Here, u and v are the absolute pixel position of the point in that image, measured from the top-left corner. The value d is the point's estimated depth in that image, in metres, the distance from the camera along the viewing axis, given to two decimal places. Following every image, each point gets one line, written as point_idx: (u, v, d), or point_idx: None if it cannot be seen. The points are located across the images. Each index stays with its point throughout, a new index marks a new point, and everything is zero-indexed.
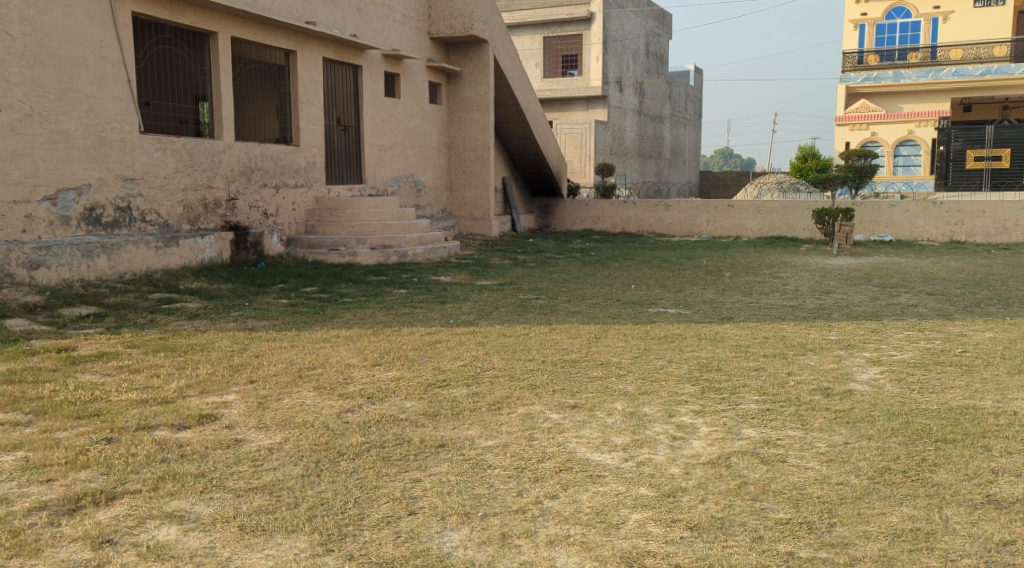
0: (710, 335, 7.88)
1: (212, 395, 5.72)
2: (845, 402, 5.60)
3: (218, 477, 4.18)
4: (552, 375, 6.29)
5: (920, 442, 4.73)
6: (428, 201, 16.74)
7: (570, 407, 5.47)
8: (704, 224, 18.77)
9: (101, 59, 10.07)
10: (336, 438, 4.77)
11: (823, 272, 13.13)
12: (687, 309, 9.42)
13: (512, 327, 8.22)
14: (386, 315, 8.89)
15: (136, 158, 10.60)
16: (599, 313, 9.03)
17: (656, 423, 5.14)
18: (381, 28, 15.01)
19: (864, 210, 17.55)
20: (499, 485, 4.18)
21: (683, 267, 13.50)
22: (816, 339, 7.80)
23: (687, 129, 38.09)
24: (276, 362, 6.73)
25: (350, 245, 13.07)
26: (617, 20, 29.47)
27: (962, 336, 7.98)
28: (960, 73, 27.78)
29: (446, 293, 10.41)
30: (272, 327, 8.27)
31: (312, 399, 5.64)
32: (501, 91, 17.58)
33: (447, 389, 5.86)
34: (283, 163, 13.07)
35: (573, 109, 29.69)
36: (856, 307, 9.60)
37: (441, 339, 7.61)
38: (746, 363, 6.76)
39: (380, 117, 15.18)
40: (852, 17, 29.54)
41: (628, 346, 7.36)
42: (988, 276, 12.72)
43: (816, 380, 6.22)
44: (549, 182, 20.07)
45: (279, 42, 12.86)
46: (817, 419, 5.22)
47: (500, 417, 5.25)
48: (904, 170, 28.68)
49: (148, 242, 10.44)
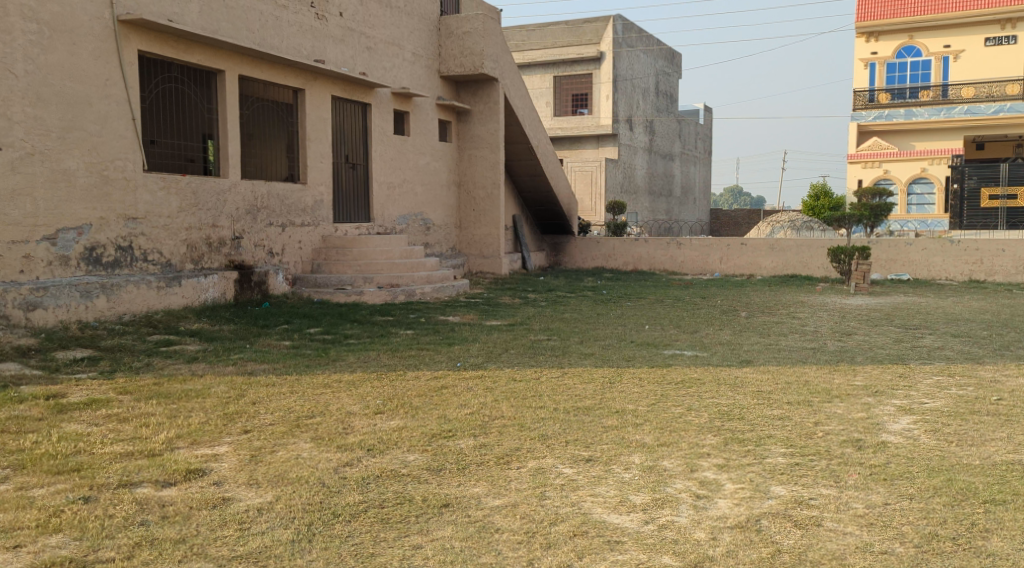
0: (730, 380, 7.50)
1: (202, 446, 5.38)
2: (879, 456, 5.21)
3: (200, 543, 3.83)
4: (564, 424, 5.92)
5: (968, 504, 4.36)
6: (437, 240, 16.46)
7: (583, 461, 5.11)
8: (717, 262, 18.44)
9: (106, 97, 9.86)
10: (334, 497, 4.41)
11: (842, 312, 12.77)
12: (704, 351, 9.05)
13: (522, 370, 7.87)
14: (391, 359, 8.55)
15: (139, 196, 10.35)
16: (613, 355, 8.68)
17: (677, 479, 4.77)
18: (391, 66, 14.86)
19: (880, 247, 17.20)
20: (508, 553, 3.82)
21: (698, 307, 13.15)
22: (841, 384, 7.41)
23: (697, 167, 37.92)
24: (273, 410, 6.38)
25: (357, 284, 12.77)
26: (627, 59, 29.45)
27: (995, 382, 7.59)
28: (972, 111, 27.67)
29: (455, 334, 10.07)
30: (272, 371, 7.95)
31: (309, 451, 5.29)
32: (511, 129, 17.37)
33: (454, 440, 5.51)
34: (289, 202, 12.84)
35: (583, 148, 29.54)
36: (881, 350, 9.21)
37: (448, 384, 7.26)
38: (769, 411, 6.36)
39: (389, 155, 14.98)
40: (862, 56, 29.35)
41: (644, 392, 6.99)
42: (1013, 316, 12.32)
43: (846, 431, 5.82)
44: (560, 219, 19.81)
45: (287, 79, 12.68)
46: (851, 475, 4.84)
47: (509, 472, 4.89)
48: (919, 208, 28.23)
49: (150, 282, 10.16)
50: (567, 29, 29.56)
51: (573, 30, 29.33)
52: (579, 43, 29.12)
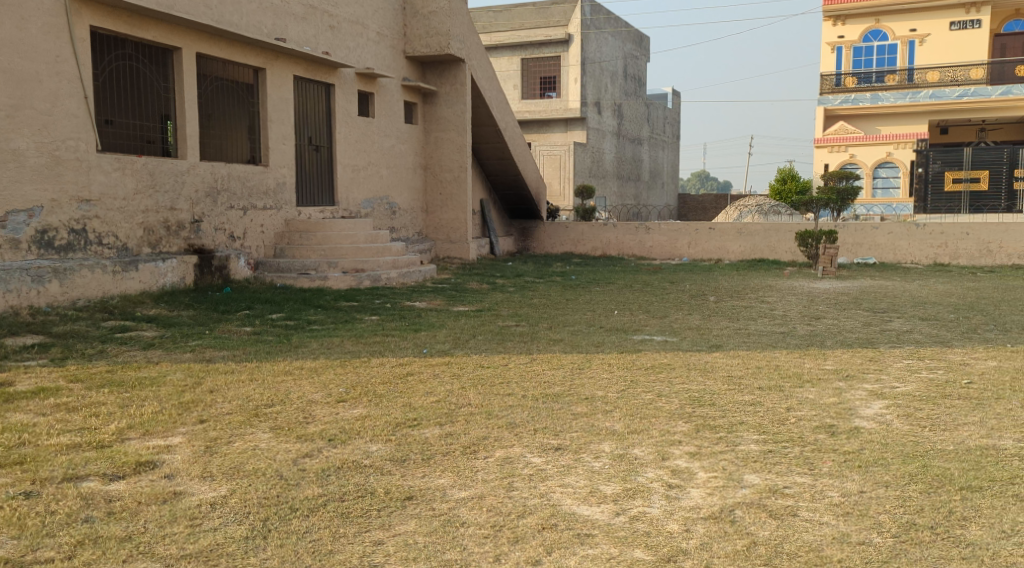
0: (700, 365, 7.39)
1: (155, 437, 5.15)
2: (852, 442, 5.11)
3: (148, 541, 3.63)
4: (532, 412, 5.76)
5: (943, 491, 4.26)
6: (404, 224, 16.21)
7: (552, 449, 4.95)
8: (685, 246, 18.39)
9: (56, 75, 9.49)
10: (291, 490, 4.21)
11: (810, 296, 12.74)
12: (674, 336, 8.93)
13: (490, 357, 7.70)
14: (355, 345, 8.33)
15: (92, 177, 10.00)
16: (581, 341, 8.53)
17: (648, 468, 4.63)
18: (355, 46, 14.55)
19: (846, 232, 17.20)
20: (474, 549, 3.66)
21: (667, 292, 13.07)
22: (812, 369, 7.32)
23: (665, 151, 37.86)
24: (231, 398, 6.15)
25: (321, 269, 12.51)
26: (595, 42, 29.25)
27: (964, 365, 7.55)
28: (937, 95, 27.80)
29: (421, 319, 9.87)
30: (232, 358, 7.72)
31: (267, 442, 5.08)
32: (478, 112, 17.12)
33: (418, 430, 5.32)
34: (251, 185, 12.53)
35: (552, 131, 29.37)
36: (850, 334, 9.14)
37: (413, 371, 7.08)
38: (740, 397, 6.25)
39: (353, 137, 14.69)
40: (829, 39, 29.42)
41: (613, 378, 6.85)
42: (978, 299, 12.35)
43: (818, 416, 5.71)
44: (528, 203, 19.62)
45: (247, 58, 12.35)
46: (826, 462, 4.73)
47: (475, 462, 4.71)
48: (884, 192, 28.39)
49: (105, 266, 9.84)
50: (534, 11, 29.29)
51: (540, 12, 29.03)
52: (547, 25, 28.88)
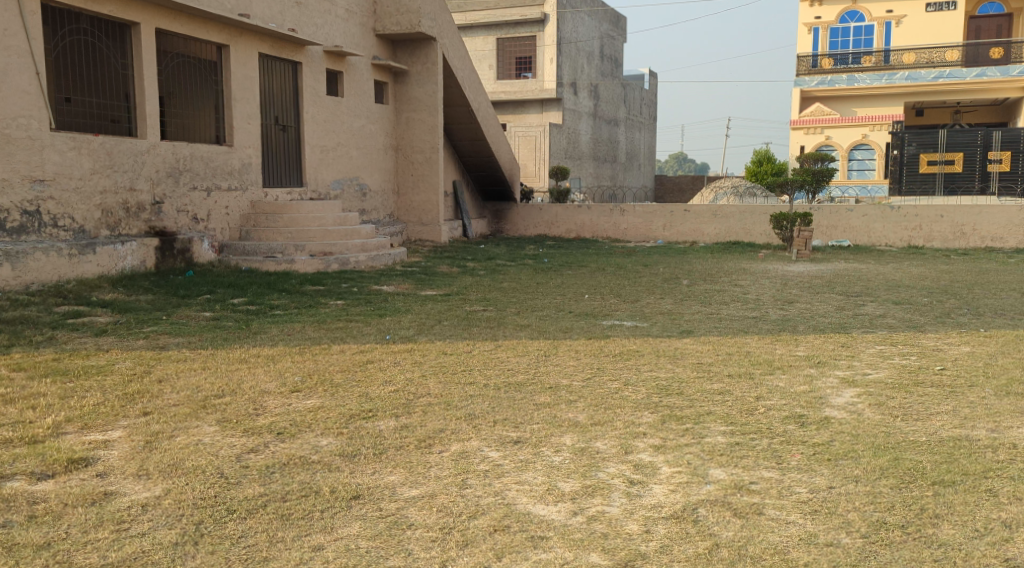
0: (670, 352, 7.20)
1: (92, 432, 4.93)
2: (822, 434, 4.88)
3: (68, 549, 3.44)
4: (493, 403, 5.53)
5: (915, 487, 4.08)
6: (374, 206, 15.90)
7: (511, 442, 4.74)
8: (660, 228, 18.23)
9: (4, 49, 9.11)
10: (230, 490, 3.99)
11: (783, 279, 12.60)
12: (645, 322, 8.73)
13: (454, 343, 7.46)
14: (316, 331, 8.08)
15: (45, 157, 9.63)
16: (549, 326, 8.31)
17: (610, 463, 4.42)
18: (322, 23, 14.18)
19: (821, 214, 17.06)
20: (420, 554, 3.45)
21: (639, 275, 12.87)
22: (783, 355, 7.14)
23: (642, 132, 37.65)
24: (180, 389, 5.89)
25: (287, 252, 12.20)
26: (571, 21, 28.90)
27: (937, 351, 7.40)
28: (912, 77, 27.74)
29: (387, 304, 9.62)
30: (186, 345, 7.43)
31: (212, 436, 4.85)
32: (450, 91, 16.79)
33: (373, 422, 5.09)
34: (214, 165, 12.18)
35: (527, 112, 29.02)
36: (823, 319, 8.98)
37: (373, 358, 6.83)
38: (709, 385, 6.05)
39: (321, 117, 14.35)
40: (806, 20, 29.18)
41: (580, 365, 6.65)
42: (952, 283, 12.24)
43: (788, 406, 5.50)
44: (502, 185, 19.33)
45: (210, 35, 11.96)
46: (794, 455, 4.51)
47: (430, 457, 4.48)
48: (858, 174, 28.29)
49: (59, 249, 9.50)
50: None
51: None
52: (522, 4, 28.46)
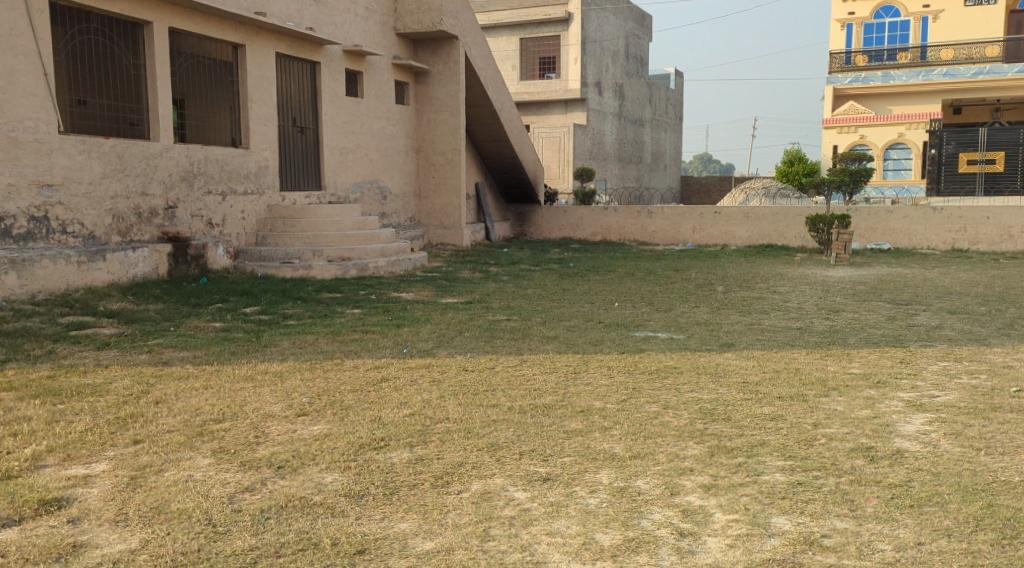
0: (711, 369, 6.60)
1: (75, 464, 4.47)
2: (898, 472, 4.25)
3: None
4: (518, 430, 4.96)
5: (1019, 545, 3.51)
6: (395, 209, 15.39)
7: (539, 481, 4.17)
8: (690, 231, 17.60)
9: (10, 49, 8.67)
10: (217, 542, 3.55)
11: (825, 286, 11.92)
12: (681, 334, 8.14)
13: (475, 358, 6.91)
14: (330, 344, 7.56)
15: (54, 161, 9.19)
16: (578, 339, 7.74)
17: (654, 507, 3.86)
18: (341, 21, 13.67)
19: (859, 216, 16.35)
20: None
21: (672, 281, 12.25)
22: (837, 374, 6.51)
23: (668, 133, 36.93)
24: (177, 412, 5.38)
25: (305, 258, 11.72)
26: (596, 20, 28.27)
27: (1008, 368, 6.72)
28: (950, 74, 26.97)
29: (406, 313, 9.09)
30: (190, 360, 6.93)
31: (204, 471, 4.33)
32: (473, 91, 16.26)
33: (384, 453, 4.55)
34: (229, 168, 11.70)
35: (551, 112, 28.42)
36: (874, 331, 8.32)
37: (388, 376, 6.29)
38: (758, 409, 5.44)
39: (340, 118, 13.85)
40: (839, 16, 28.50)
41: (612, 385, 6.06)
42: (1008, 290, 11.48)
43: (851, 435, 4.89)
44: (526, 187, 18.76)
45: (225, 34, 11.49)
46: (869, 499, 3.90)
47: (447, 499, 3.94)
48: (895, 174, 27.57)
49: (68, 256, 9.05)
50: None
51: None
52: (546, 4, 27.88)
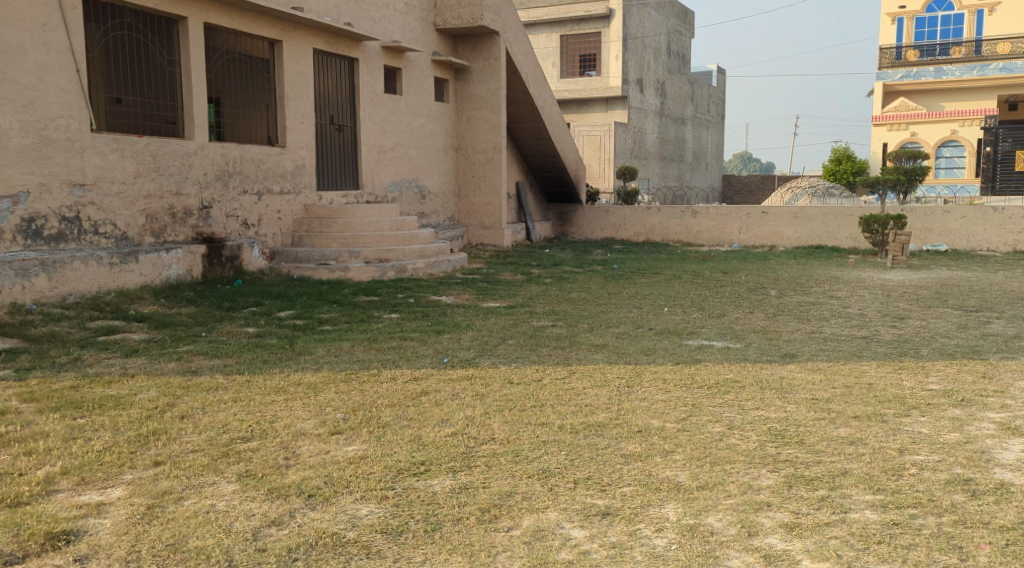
0: (776, 384, 6.06)
1: (90, 490, 4.07)
2: (1007, 511, 3.78)
3: None
4: (570, 454, 4.51)
5: None
6: (434, 209, 15.00)
7: (598, 516, 3.74)
8: (736, 231, 16.99)
9: (42, 46, 8.39)
10: None
11: (884, 290, 11.30)
12: (738, 342, 7.62)
13: (521, 369, 6.46)
14: (367, 352, 7.16)
15: (86, 160, 8.90)
16: (629, 348, 7.26)
17: (733, 551, 3.48)
18: (380, 17, 13.31)
19: (915, 216, 15.67)
20: None
21: (722, 284, 11.71)
22: (915, 391, 5.95)
23: (710, 131, 36.22)
24: (204, 428, 4.99)
25: (342, 259, 11.36)
26: (637, 16, 27.70)
27: None
28: (1007, 69, 25.99)
29: (445, 318, 8.69)
30: (220, 369, 6.55)
31: (227, 500, 3.93)
32: (514, 88, 15.84)
33: (425, 481, 4.12)
34: (266, 167, 11.38)
35: (592, 110, 27.90)
36: (948, 341, 7.76)
37: (429, 389, 5.85)
38: (834, 432, 4.93)
39: (379, 116, 13.47)
40: (890, 10, 27.60)
41: (669, 401, 5.59)
42: None
43: (944, 464, 4.38)
44: (567, 186, 18.29)
45: (262, 30, 11.18)
46: (981, 546, 3.50)
47: (496, 539, 3.55)
48: (947, 172, 26.89)
49: (100, 258, 8.76)
50: None
51: None
52: None
